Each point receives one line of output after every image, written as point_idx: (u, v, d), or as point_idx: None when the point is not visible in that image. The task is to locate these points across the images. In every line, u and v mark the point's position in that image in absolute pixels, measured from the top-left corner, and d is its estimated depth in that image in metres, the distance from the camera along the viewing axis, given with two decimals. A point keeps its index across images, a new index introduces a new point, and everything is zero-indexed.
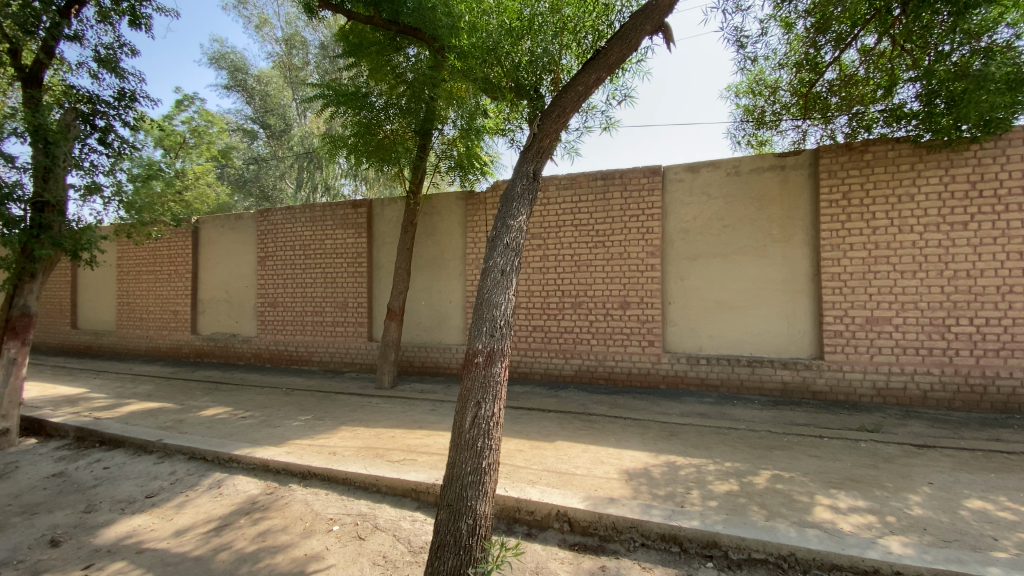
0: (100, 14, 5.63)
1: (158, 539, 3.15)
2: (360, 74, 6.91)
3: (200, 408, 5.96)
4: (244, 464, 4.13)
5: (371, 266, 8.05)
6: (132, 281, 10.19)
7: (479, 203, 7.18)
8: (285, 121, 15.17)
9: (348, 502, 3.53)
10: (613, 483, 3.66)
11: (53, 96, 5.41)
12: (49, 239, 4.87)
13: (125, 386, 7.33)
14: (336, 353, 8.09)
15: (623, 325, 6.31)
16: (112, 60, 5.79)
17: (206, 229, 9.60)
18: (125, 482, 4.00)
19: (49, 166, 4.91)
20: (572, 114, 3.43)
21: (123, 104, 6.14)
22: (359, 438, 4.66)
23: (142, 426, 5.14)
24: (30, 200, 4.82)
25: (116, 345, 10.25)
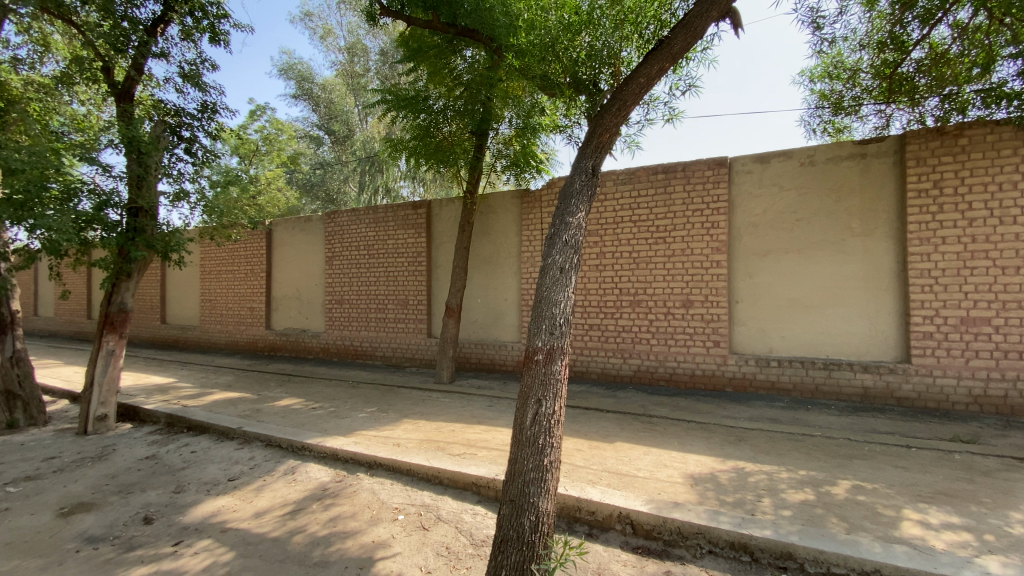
0: (183, 32, 6.12)
1: (240, 519, 3.37)
2: (419, 78, 7.08)
3: (275, 398, 6.34)
4: (316, 453, 4.35)
5: (430, 265, 8.24)
6: (213, 280, 11.00)
7: (534, 201, 7.16)
8: (348, 127, 15.86)
9: (412, 493, 3.63)
10: (677, 487, 3.54)
11: (144, 110, 5.92)
12: (143, 241, 5.35)
13: (207, 377, 7.93)
14: (397, 349, 8.36)
15: (686, 324, 6.10)
16: (195, 75, 6.26)
17: (278, 231, 10.21)
18: (209, 466, 4.31)
19: (141, 174, 5.39)
20: (634, 106, 3.33)
21: (205, 115, 6.63)
22: (421, 431, 4.78)
23: (224, 414, 5.54)
24: (125, 205, 5.30)
25: (200, 339, 11.11)
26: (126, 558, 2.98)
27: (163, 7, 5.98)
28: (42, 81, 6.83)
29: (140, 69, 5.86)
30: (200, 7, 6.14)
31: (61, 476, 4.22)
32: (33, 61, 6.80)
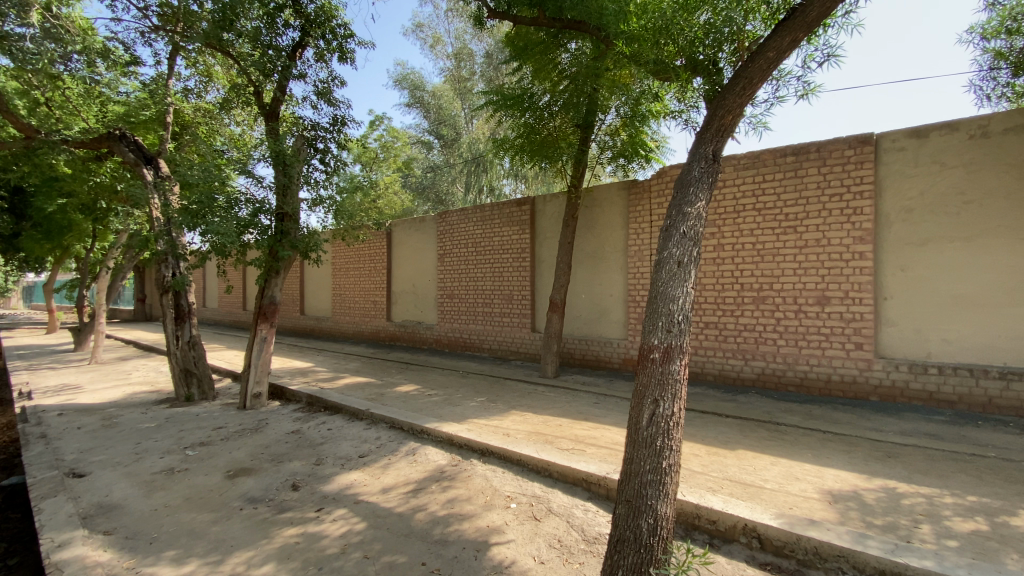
0: (317, 54, 6.82)
1: (369, 493, 3.69)
2: (524, 76, 7.15)
3: (395, 384, 6.86)
4: (434, 437, 4.62)
5: (535, 260, 8.32)
6: (342, 277, 12.20)
7: (642, 192, 6.89)
8: (455, 130, 16.64)
9: (524, 483, 3.70)
10: (812, 503, 3.19)
11: (287, 127, 6.70)
12: (288, 242, 6.08)
13: (338, 363, 8.81)
14: (503, 343, 8.58)
15: (820, 323, 5.48)
16: (327, 91, 6.95)
17: (396, 230, 11.01)
18: (343, 443, 4.78)
19: (286, 184, 6.11)
20: (761, 84, 3.04)
21: (335, 128, 7.34)
22: (529, 423, 4.86)
23: (353, 397, 6.11)
24: (274, 212, 6.04)
25: (331, 329, 12.40)
26: (278, 519, 3.40)
27: (301, 33, 6.70)
28: (208, 107, 8.02)
29: (284, 90, 6.65)
30: (331, 30, 6.79)
31: (227, 443, 4.94)
32: (202, 91, 8.01)
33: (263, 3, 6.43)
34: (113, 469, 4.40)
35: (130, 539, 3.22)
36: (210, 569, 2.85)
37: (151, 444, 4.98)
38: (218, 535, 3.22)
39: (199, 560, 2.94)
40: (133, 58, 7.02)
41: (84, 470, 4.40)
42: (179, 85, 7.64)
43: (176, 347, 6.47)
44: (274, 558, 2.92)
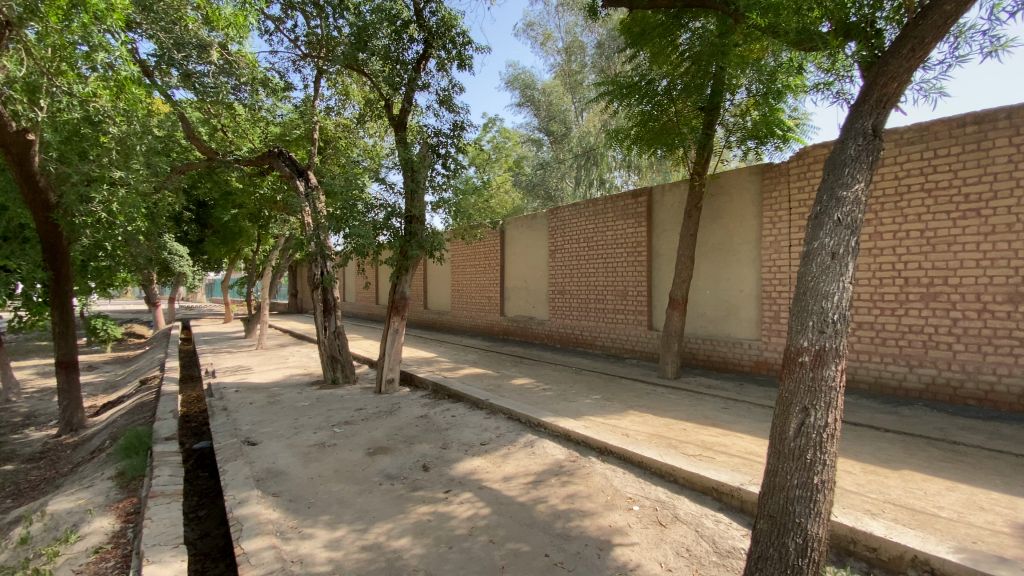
0: (439, 65, 7.22)
1: (492, 480, 3.84)
2: (641, 62, 6.85)
3: (511, 377, 7.07)
4: (551, 431, 4.67)
5: (651, 254, 8.00)
6: (460, 273, 12.88)
7: (778, 175, 6.29)
8: (566, 125, 16.60)
9: (646, 486, 3.58)
10: (1006, 540, 2.65)
11: (413, 135, 7.19)
12: (416, 242, 6.55)
13: (459, 354, 9.32)
14: (618, 340, 8.39)
15: (1014, 326, 4.54)
16: (447, 98, 7.34)
17: (509, 228, 11.27)
18: (466, 430, 5.03)
19: (414, 188, 6.59)
20: (935, 43, 2.58)
21: (455, 133, 7.73)
22: (650, 424, 4.69)
23: (473, 387, 6.41)
24: (404, 214, 6.54)
25: (451, 322, 13.16)
26: (412, 496, 3.69)
27: (424, 46, 7.14)
28: (346, 122, 8.92)
29: (411, 101, 7.14)
30: (451, 39, 7.13)
31: (366, 423, 5.47)
32: (341, 108, 8.95)
33: (390, 22, 6.94)
34: (278, 440, 5.12)
35: (292, 502, 3.71)
36: (357, 536, 3.17)
37: (306, 420, 5.70)
38: (362, 506, 3.58)
39: (348, 526, 3.30)
40: (287, 84, 8.04)
41: (256, 439, 5.18)
42: (322, 104, 8.60)
43: (324, 335, 7.33)
44: (410, 532, 3.17)
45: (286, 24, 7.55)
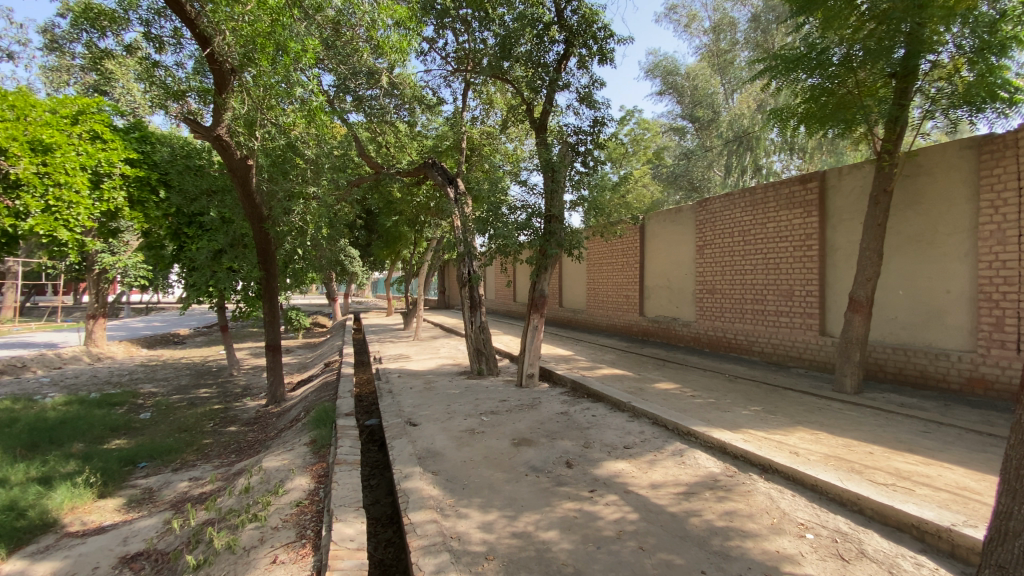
0: (580, 63, 7.21)
1: (639, 485, 3.73)
2: (810, 30, 6.02)
3: (655, 380, 6.80)
4: (704, 441, 4.39)
5: (824, 249, 7.04)
6: (597, 271, 12.75)
7: (1005, 148, 5.08)
8: (713, 110, 15.43)
9: (821, 512, 3.16)
10: None
11: (554, 136, 7.30)
12: (556, 241, 6.63)
13: (597, 354, 9.25)
14: (780, 346, 7.55)
15: None
16: (588, 95, 7.30)
17: (651, 223, 10.80)
18: (609, 431, 4.96)
19: (554, 188, 6.70)
20: None
21: (596, 129, 7.66)
22: (823, 444, 4.13)
23: (615, 388, 6.30)
24: (544, 214, 6.69)
25: (587, 321, 13.10)
26: (558, 490, 3.76)
27: (565, 45, 7.19)
28: (489, 129, 9.38)
29: (552, 102, 7.26)
30: (593, 35, 7.06)
31: (510, 415, 5.72)
32: (485, 117, 9.44)
33: (532, 27, 7.08)
34: (434, 423, 5.60)
35: (449, 482, 4.03)
36: (508, 522, 3.33)
37: (457, 407, 6.16)
38: (511, 494, 3.74)
39: (499, 512, 3.48)
40: (439, 99, 8.78)
41: (416, 421, 5.73)
42: (469, 114, 9.18)
43: (471, 329, 7.81)
44: (558, 526, 3.23)
45: (438, 43, 8.22)
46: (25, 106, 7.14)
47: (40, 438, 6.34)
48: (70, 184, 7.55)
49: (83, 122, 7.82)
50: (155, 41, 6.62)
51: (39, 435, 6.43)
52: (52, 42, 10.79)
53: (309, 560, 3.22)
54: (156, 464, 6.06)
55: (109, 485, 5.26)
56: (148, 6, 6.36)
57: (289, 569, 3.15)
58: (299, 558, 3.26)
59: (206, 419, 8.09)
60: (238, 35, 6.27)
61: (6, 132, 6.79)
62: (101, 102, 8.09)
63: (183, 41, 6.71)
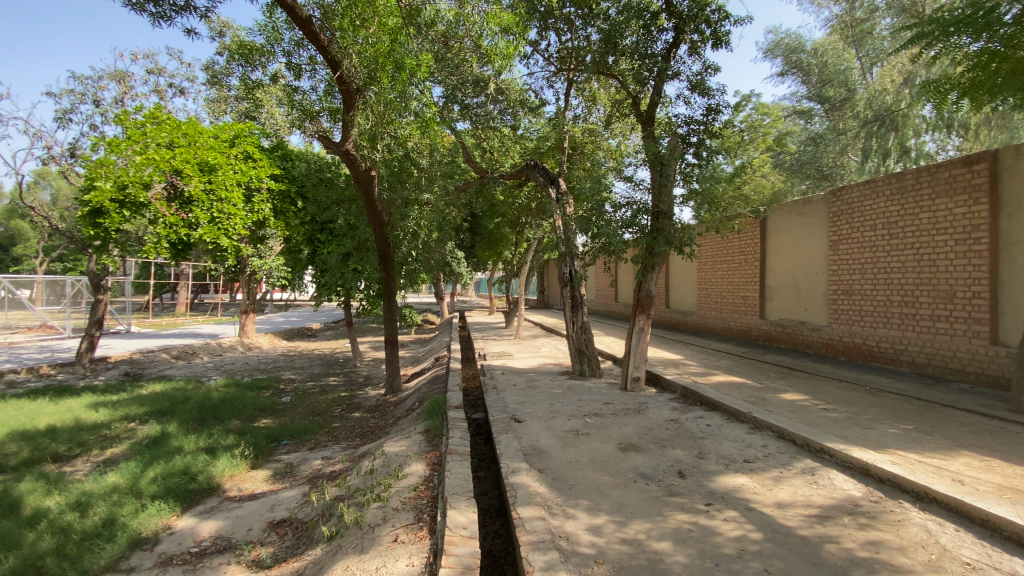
0: (692, 49, 6.83)
1: (762, 503, 3.45)
2: None
3: (778, 390, 6.23)
4: (840, 460, 3.93)
5: (997, 243, 5.94)
6: (710, 271, 12.02)
7: None
8: (847, 87, 13.75)
9: (995, 554, 2.67)
10: None
11: (662, 128, 7.00)
12: (665, 238, 6.35)
13: (710, 358, 8.72)
14: (937, 356, 6.50)
15: None
16: (701, 82, 6.89)
17: (774, 217, 9.92)
18: (725, 442, 4.64)
19: (663, 183, 6.43)
20: None
21: (710, 117, 7.20)
22: (998, 474, 3.48)
23: (733, 397, 5.89)
24: (651, 210, 6.45)
25: (698, 323, 12.41)
26: (670, 500, 3.60)
27: (675, 32, 6.86)
28: (592, 126, 9.22)
29: (660, 93, 6.96)
30: (706, 19, 6.66)
31: (616, 419, 5.59)
32: (588, 114, 9.33)
33: (639, 17, 6.89)
34: (538, 421, 5.66)
35: (555, 481, 4.05)
36: (617, 527, 3.26)
37: (562, 407, 6.16)
38: (619, 499, 3.66)
39: (607, 516, 3.42)
40: (542, 101, 8.86)
41: (521, 417, 5.83)
42: (571, 113, 9.11)
43: (573, 329, 7.73)
44: (671, 537, 3.10)
45: (542, 45, 8.30)
46: (195, 134, 8.77)
47: (207, 414, 7.48)
48: (229, 199, 8.88)
49: (238, 145, 9.22)
50: (295, 68, 7.49)
51: (206, 412, 7.60)
52: (213, 76, 12.62)
53: (426, 543, 3.44)
54: (296, 442, 6.87)
55: (259, 458, 6.05)
56: (290, 39, 7.22)
57: (408, 549, 3.39)
58: (417, 540, 3.49)
59: (334, 405, 8.98)
60: (362, 56, 6.80)
61: (181, 156, 8.47)
62: (253, 126, 9.48)
63: (317, 67, 7.51)
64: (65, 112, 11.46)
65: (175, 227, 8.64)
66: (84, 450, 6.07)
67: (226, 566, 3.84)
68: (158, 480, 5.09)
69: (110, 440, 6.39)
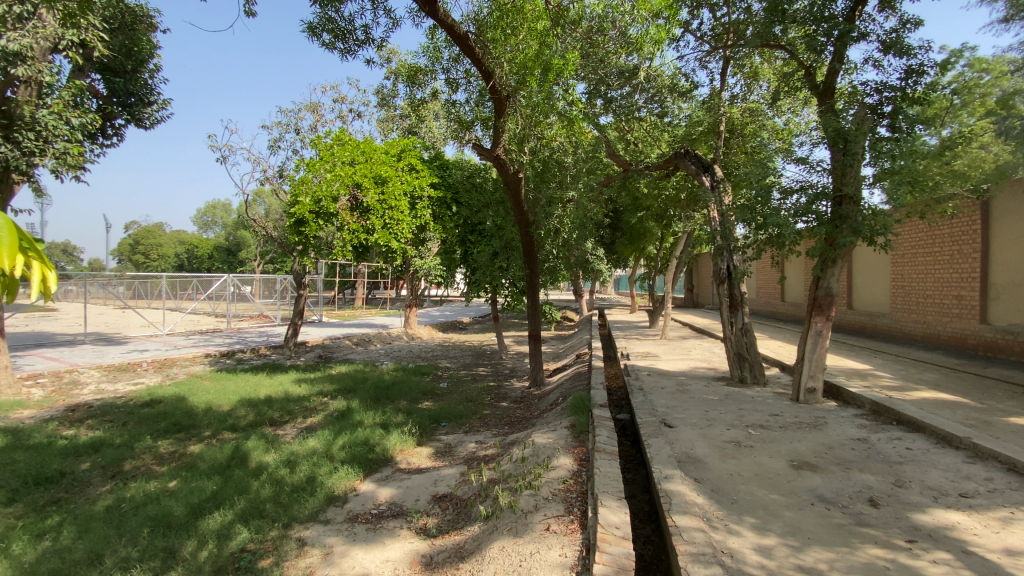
0: (883, 3, 5.78)
1: (988, 549, 2.80)
2: None
3: (1009, 412, 4.99)
4: None
5: None
6: (909, 265, 10.13)
7: None
8: None
9: None
10: None
11: (845, 100, 6.09)
12: (850, 227, 5.50)
13: (908, 370, 7.33)
14: None
15: None
16: (896, 41, 5.80)
17: (1003, 199, 7.99)
18: (932, 471, 3.87)
19: (847, 162, 5.58)
20: None
21: (910, 81, 6.03)
22: None
23: (942, 417, 4.88)
24: (833, 195, 5.63)
25: (891, 327, 10.54)
26: (858, 530, 3.12)
27: None
28: (753, 105, 8.36)
29: (842, 60, 6.05)
30: None
31: (786, 433, 5.00)
32: (748, 93, 8.49)
33: None
34: (692, 428, 5.31)
35: (715, 493, 3.75)
36: (792, 553, 2.92)
37: (719, 415, 5.71)
38: (793, 522, 3.27)
39: (779, 538, 3.09)
40: (694, 84, 8.28)
41: (672, 422, 5.54)
42: (728, 92, 8.41)
43: (731, 332, 7.11)
44: (860, 572, 2.68)
45: (694, 25, 7.77)
46: (370, 151, 10.22)
47: (381, 394, 8.55)
48: (397, 207, 10.15)
49: (404, 157, 10.56)
50: (453, 83, 8.12)
51: (380, 392, 8.69)
52: (383, 98, 14.30)
53: (577, 536, 3.49)
54: (453, 425, 7.48)
55: (423, 436, 6.72)
56: (449, 57, 7.85)
57: (560, 540, 3.46)
58: (569, 532, 3.55)
59: (484, 393, 9.60)
60: (513, 64, 7.09)
61: (360, 172, 9.97)
62: (415, 142, 10.80)
63: (471, 79, 8.06)
64: (276, 140, 14.00)
65: (357, 233, 10.13)
66: (291, 417, 7.37)
67: (400, 529, 4.33)
68: (345, 448, 5.95)
69: (309, 411, 7.65)
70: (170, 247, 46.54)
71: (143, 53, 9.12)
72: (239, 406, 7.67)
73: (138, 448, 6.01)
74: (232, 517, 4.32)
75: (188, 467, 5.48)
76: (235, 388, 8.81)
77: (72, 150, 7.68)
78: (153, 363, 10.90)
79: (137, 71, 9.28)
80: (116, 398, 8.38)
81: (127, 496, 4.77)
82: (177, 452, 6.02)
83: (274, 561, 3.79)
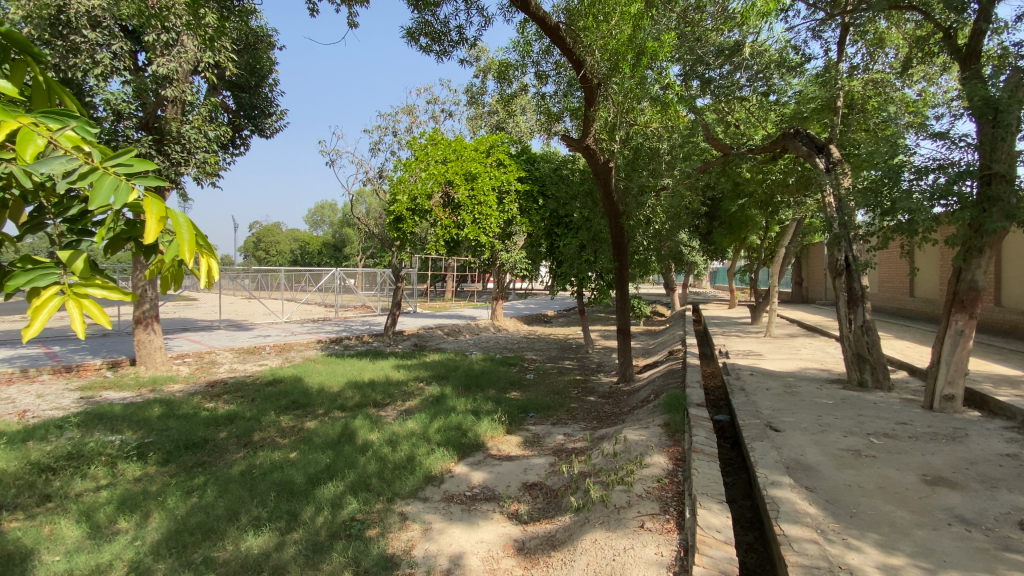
0: None
1: None
2: None
3: None
4: None
5: None
6: None
7: None
8: None
9: None
10: None
11: (994, 64, 5.23)
12: (1002, 210, 4.72)
13: None
14: None
15: None
16: None
17: None
18: None
19: (1000, 134, 4.78)
20: None
21: None
22: None
23: None
24: (980, 173, 4.88)
25: None
26: (1006, 558, 2.74)
27: None
28: (878, 76, 7.44)
29: (990, 17, 5.20)
30: None
31: (916, 443, 4.44)
32: (870, 63, 7.57)
33: None
34: (802, 433, 4.90)
35: (829, 503, 3.45)
36: None
37: (833, 420, 5.21)
38: (924, 541, 2.93)
39: (907, 558, 2.78)
40: (805, 57, 7.53)
41: (779, 425, 5.15)
42: (846, 64, 7.55)
43: (849, 330, 6.44)
44: None
45: None
46: (461, 148, 10.58)
47: (472, 383, 8.88)
48: (486, 202, 10.34)
49: (493, 153, 10.69)
50: (542, 75, 8.13)
51: (471, 380, 9.03)
52: (472, 96, 14.64)
53: (674, 537, 3.39)
54: (541, 415, 7.57)
55: (513, 425, 6.88)
56: (539, 49, 7.86)
57: (656, 538, 3.39)
58: (665, 531, 3.47)
59: (572, 387, 9.60)
60: (605, 50, 6.92)
61: (452, 169, 10.44)
62: (503, 138, 10.94)
63: (561, 70, 7.98)
64: (376, 143, 14.95)
65: (449, 228, 10.67)
66: (392, 400, 7.90)
67: (492, 513, 4.49)
68: (440, 431, 6.27)
69: (407, 395, 8.14)
70: (286, 245, 51.77)
71: (263, 69, 10.13)
72: (346, 388, 8.37)
73: (264, 422, 6.79)
74: (343, 488, 4.74)
75: (305, 441, 6.09)
76: (343, 371, 9.64)
77: (210, 159, 8.88)
78: (275, 346, 12.24)
79: (259, 87, 10.37)
80: (246, 377, 9.54)
81: (257, 463, 5.41)
82: (296, 427, 6.70)
83: (380, 531, 4.11)
